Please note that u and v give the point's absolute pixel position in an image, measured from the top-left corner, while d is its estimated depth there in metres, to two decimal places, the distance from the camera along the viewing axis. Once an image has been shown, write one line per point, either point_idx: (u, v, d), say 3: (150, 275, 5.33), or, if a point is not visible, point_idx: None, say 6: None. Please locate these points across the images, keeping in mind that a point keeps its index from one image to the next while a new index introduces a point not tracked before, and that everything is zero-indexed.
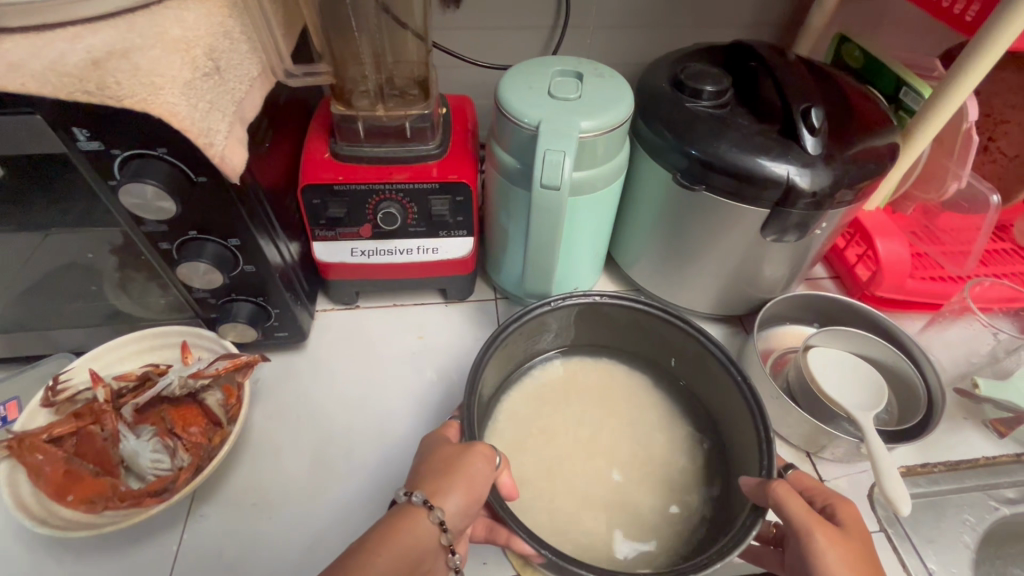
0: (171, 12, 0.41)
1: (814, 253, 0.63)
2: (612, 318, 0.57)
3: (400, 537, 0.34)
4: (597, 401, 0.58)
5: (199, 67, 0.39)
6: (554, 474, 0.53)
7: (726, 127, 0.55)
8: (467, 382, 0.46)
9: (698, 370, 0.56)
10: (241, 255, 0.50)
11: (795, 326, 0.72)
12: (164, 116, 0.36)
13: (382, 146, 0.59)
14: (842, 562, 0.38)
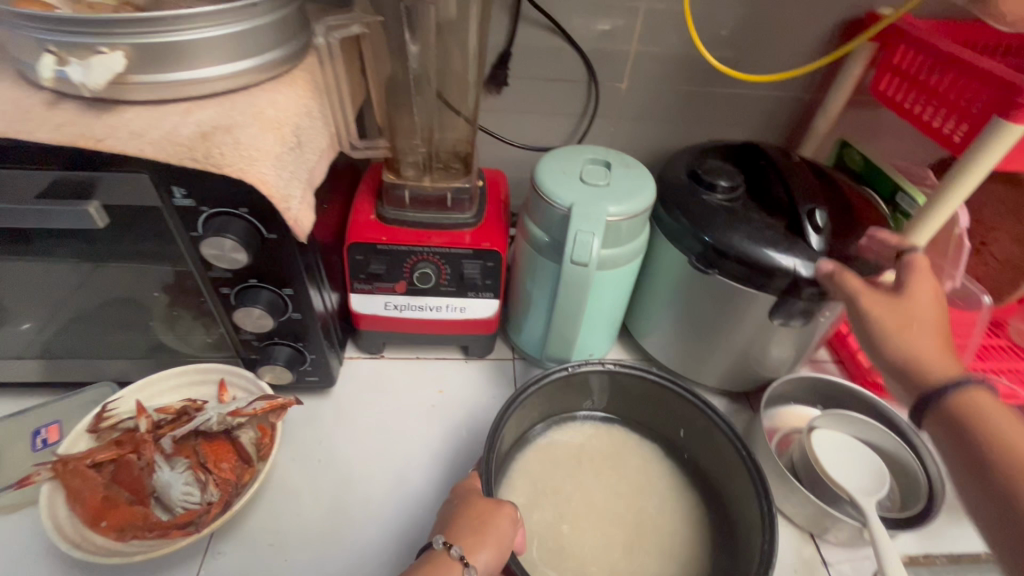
0: (265, 94, 0.47)
1: (818, 338, 0.67)
2: (625, 388, 0.61)
3: None
4: (607, 466, 0.60)
5: (286, 143, 0.45)
6: (564, 537, 0.54)
7: (737, 219, 0.60)
8: (488, 437, 0.48)
9: (705, 446, 0.58)
10: (291, 303, 0.54)
11: (799, 407, 0.74)
12: (255, 183, 0.42)
13: (424, 213, 0.65)
14: (880, 306, 0.49)
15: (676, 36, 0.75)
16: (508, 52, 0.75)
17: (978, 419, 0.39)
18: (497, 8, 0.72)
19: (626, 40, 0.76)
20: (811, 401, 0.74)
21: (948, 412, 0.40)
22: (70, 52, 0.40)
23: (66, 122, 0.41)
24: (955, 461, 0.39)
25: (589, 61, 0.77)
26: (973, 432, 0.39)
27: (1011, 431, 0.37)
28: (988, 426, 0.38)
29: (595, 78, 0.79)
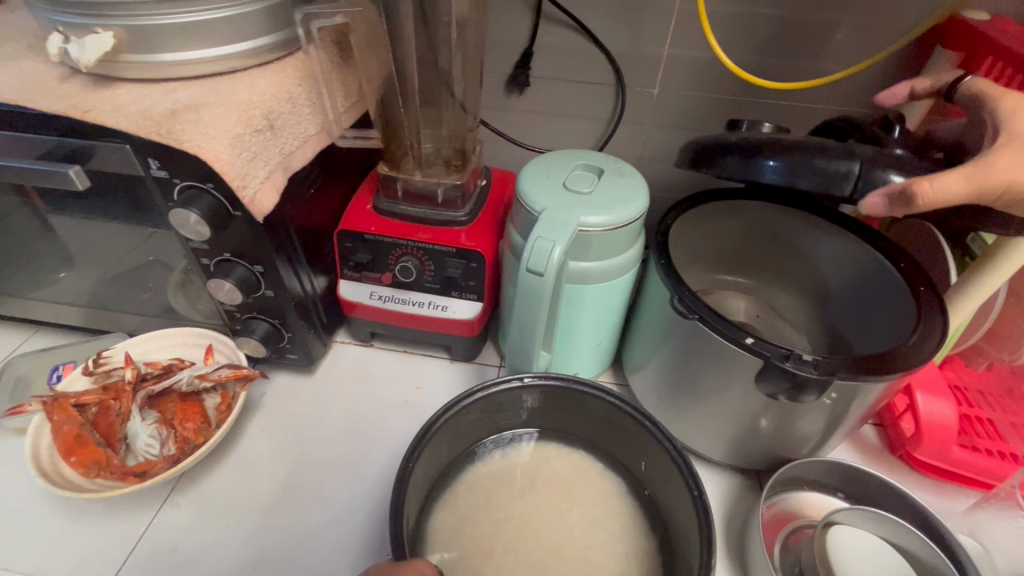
0: (248, 79, 0.49)
1: (855, 411, 0.55)
2: (588, 407, 0.56)
3: None
4: (557, 493, 0.56)
5: (252, 125, 0.46)
6: (493, 558, 0.51)
7: (807, 139, 0.47)
8: (412, 443, 0.48)
9: (666, 489, 0.52)
10: (264, 281, 0.56)
11: (816, 493, 0.62)
12: (209, 160, 0.44)
13: (415, 207, 0.64)
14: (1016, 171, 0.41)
15: (715, 40, 0.69)
16: (530, 52, 0.72)
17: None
18: (520, 6, 0.70)
19: (657, 42, 0.70)
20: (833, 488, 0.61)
21: None
22: (75, 32, 0.45)
23: (69, 94, 0.46)
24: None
25: (616, 64, 0.72)
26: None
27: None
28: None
29: (623, 83, 0.74)
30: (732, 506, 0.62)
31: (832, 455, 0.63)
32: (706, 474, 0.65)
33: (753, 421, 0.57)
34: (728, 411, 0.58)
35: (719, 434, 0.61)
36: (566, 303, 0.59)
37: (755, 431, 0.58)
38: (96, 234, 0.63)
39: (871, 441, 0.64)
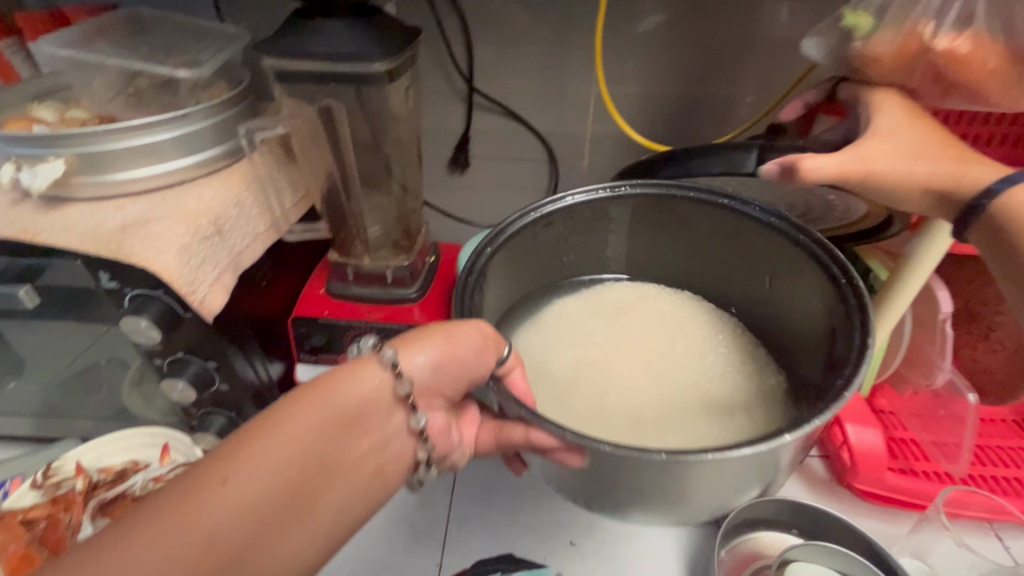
0: (196, 189, 0.53)
1: None
2: (673, 233, 0.63)
3: (348, 378, 0.36)
4: (662, 327, 0.62)
5: (200, 233, 0.50)
6: (616, 383, 0.55)
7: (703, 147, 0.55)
8: (466, 267, 0.52)
9: (784, 284, 0.58)
10: (218, 375, 0.58)
11: (774, 533, 0.62)
12: (158, 271, 0.47)
13: (368, 288, 0.67)
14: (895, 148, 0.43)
15: (630, 117, 0.77)
16: (466, 136, 0.79)
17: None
18: (453, 98, 0.77)
19: (580, 121, 0.78)
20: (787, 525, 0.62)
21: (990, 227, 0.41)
22: (29, 162, 0.49)
23: (21, 217, 0.49)
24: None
25: (546, 142, 0.80)
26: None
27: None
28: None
29: (554, 157, 0.81)
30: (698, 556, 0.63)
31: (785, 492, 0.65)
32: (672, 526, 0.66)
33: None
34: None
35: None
36: None
37: None
38: (48, 341, 0.64)
39: (817, 472, 0.67)
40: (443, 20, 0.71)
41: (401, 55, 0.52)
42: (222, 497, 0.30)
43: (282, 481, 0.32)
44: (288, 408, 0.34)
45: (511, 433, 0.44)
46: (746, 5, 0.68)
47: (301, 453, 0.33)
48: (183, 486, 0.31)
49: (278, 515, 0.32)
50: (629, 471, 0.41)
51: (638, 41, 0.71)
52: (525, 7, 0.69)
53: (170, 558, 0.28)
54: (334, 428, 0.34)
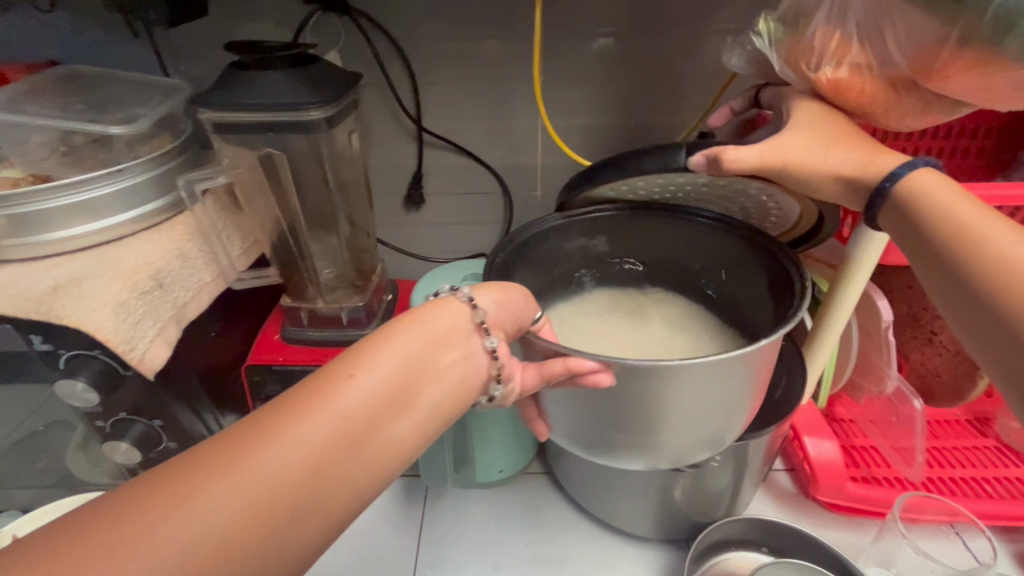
0: (135, 244, 0.52)
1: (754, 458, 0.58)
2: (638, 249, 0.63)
3: (431, 308, 0.37)
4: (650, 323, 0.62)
5: (137, 288, 0.49)
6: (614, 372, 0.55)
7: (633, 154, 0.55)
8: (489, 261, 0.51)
9: (739, 288, 0.59)
10: (165, 433, 0.56)
11: (743, 552, 0.62)
12: (92, 332, 0.45)
13: (323, 330, 0.65)
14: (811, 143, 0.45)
15: (577, 148, 0.79)
16: (419, 174, 0.80)
17: (956, 228, 0.38)
18: (403, 137, 0.78)
19: (529, 154, 0.80)
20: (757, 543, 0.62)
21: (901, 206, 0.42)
22: None
23: None
24: (954, 294, 0.38)
25: (498, 175, 0.81)
26: (956, 252, 0.38)
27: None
28: (985, 241, 0.37)
29: (508, 190, 0.82)
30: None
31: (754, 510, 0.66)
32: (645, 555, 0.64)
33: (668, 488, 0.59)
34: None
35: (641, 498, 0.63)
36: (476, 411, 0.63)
37: (675, 503, 0.60)
38: None
39: (784, 487, 0.68)
40: (388, 64, 0.72)
41: (340, 102, 0.54)
42: (337, 401, 0.30)
43: (389, 389, 0.32)
44: (372, 337, 0.34)
45: (548, 365, 0.41)
46: (677, 40, 0.72)
47: (403, 364, 0.33)
48: (301, 395, 0.30)
49: (383, 418, 0.31)
50: (634, 389, 0.42)
51: (578, 76, 0.74)
52: (467, 49, 0.72)
53: (295, 460, 0.28)
54: (429, 350, 0.35)
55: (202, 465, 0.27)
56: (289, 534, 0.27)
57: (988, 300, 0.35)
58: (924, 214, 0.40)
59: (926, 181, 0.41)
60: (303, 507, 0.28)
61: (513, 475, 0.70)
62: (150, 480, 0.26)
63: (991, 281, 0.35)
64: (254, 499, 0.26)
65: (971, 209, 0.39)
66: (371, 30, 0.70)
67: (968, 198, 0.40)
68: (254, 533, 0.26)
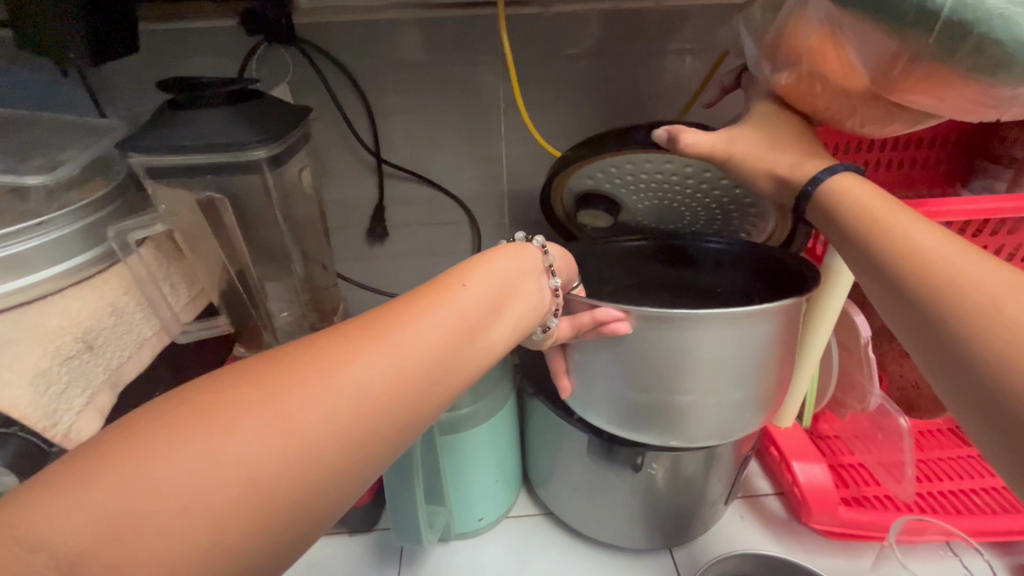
0: (59, 302, 0.46)
1: (727, 459, 0.57)
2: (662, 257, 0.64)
3: (514, 249, 0.43)
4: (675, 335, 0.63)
5: (60, 354, 0.44)
6: None
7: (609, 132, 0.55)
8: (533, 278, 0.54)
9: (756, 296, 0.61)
10: None
11: None
12: (6, 409, 0.40)
13: None
14: (767, 154, 0.45)
15: (544, 173, 0.77)
16: (381, 206, 0.76)
17: (878, 225, 0.37)
18: (362, 169, 0.75)
19: (495, 181, 0.77)
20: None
21: (826, 208, 0.41)
22: None
23: None
24: (881, 293, 0.37)
25: (463, 204, 0.78)
26: (875, 251, 0.37)
27: (957, 261, 0.33)
28: (900, 239, 0.36)
29: (475, 218, 0.79)
30: None
31: (747, 541, 0.63)
32: None
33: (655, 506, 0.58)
34: (629, 506, 0.58)
35: (629, 531, 0.60)
36: (449, 456, 0.59)
37: None
38: None
39: (774, 512, 0.65)
40: (341, 96, 0.69)
41: (287, 138, 0.50)
42: (456, 298, 0.35)
43: (490, 297, 0.37)
44: (472, 262, 0.39)
45: (578, 317, 0.45)
46: (637, 62, 0.71)
47: (494, 283, 0.38)
48: (425, 288, 0.35)
49: (488, 318, 0.36)
50: (665, 343, 0.44)
51: (540, 101, 0.72)
52: (424, 78, 0.69)
53: (432, 336, 0.32)
54: (513, 276, 0.40)
55: (355, 330, 0.30)
56: (427, 401, 0.31)
57: (910, 296, 0.34)
58: (844, 215, 0.40)
59: (845, 184, 0.41)
60: (436, 380, 0.31)
61: (497, 519, 0.66)
62: (301, 343, 0.30)
63: (909, 278, 0.34)
64: (392, 368, 0.29)
65: (886, 208, 0.38)
66: (323, 61, 0.67)
67: (885, 197, 0.39)
68: (402, 390, 0.29)
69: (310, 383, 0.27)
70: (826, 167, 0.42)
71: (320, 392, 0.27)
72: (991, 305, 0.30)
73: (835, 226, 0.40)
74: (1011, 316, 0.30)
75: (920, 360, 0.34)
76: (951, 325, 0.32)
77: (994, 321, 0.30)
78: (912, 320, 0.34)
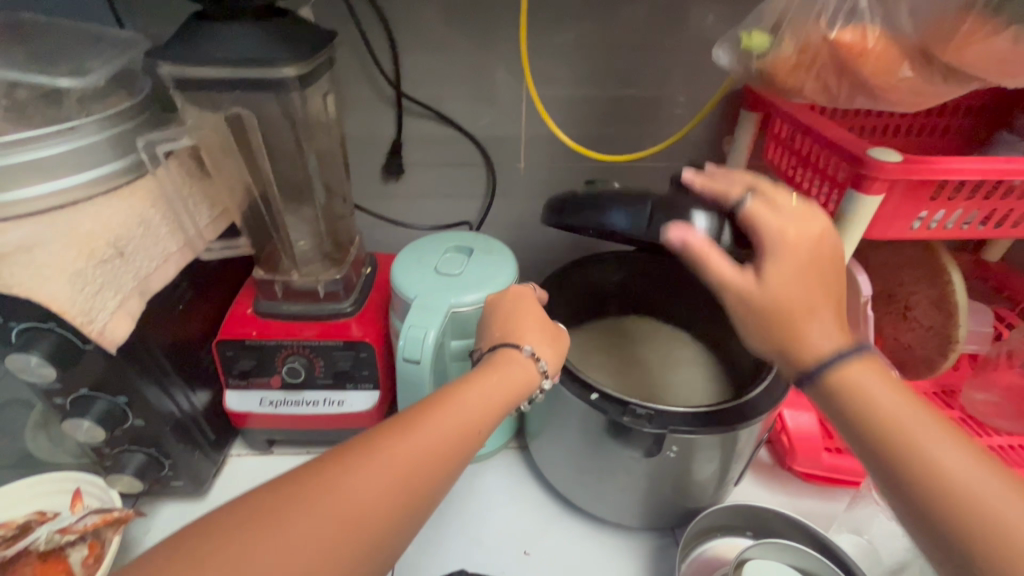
0: (91, 209, 0.48)
1: (746, 445, 0.57)
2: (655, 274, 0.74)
3: (505, 356, 0.46)
4: (649, 341, 0.76)
5: (95, 256, 0.45)
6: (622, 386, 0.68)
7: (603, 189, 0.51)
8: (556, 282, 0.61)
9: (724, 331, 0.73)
10: (131, 411, 0.53)
11: (730, 538, 0.62)
12: (46, 303, 0.42)
13: (297, 304, 0.63)
14: (793, 391, 0.39)
15: (562, 119, 0.77)
16: (398, 142, 0.77)
17: (892, 441, 0.36)
18: (383, 104, 0.74)
19: (514, 124, 0.77)
20: (742, 529, 0.62)
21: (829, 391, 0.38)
22: None
23: None
24: (876, 469, 0.37)
25: (481, 146, 0.78)
26: (898, 463, 0.36)
27: (961, 466, 0.34)
28: (919, 456, 0.35)
29: (490, 162, 0.80)
30: (656, 558, 0.61)
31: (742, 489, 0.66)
32: (622, 536, 0.63)
33: (658, 480, 0.58)
34: (635, 491, 0.59)
35: (621, 501, 0.60)
36: None
37: (663, 492, 0.59)
38: None
39: (763, 459, 0.69)
40: (362, 21, 0.68)
41: (316, 59, 0.51)
42: (447, 415, 0.39)
43: (472, 418, 0.40)
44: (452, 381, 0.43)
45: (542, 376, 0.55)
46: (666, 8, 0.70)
47: (477, 402, 0.41)
48: (409, 413, 0.38)
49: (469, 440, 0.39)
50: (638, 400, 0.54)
51: (562, 38, 0.71)
52: (451, 11, 0.68)
53: (410, 459, 0.35)
54: (500, 389, 0.43)
55: (341, 451, 0.35)
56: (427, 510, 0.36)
57: (922, 506, 0.34)
58: (845, 395, 0.38)
59: (860, 386, 0.38)
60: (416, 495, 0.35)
61: (498, 449, 0.70)
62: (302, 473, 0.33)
63: (919, 476, 0.35)
64: (371, 494, 0.33)
65: (895, 404, 0.37)
66: None
67: (894, 390, 0.38)
68: (374, 513, 0.33)
69: (330, 518, 0.31)
70: (841, 353, 0.39)
71: (304, 517, 0.31)
72: (980, 500, 0.33)
73: (837, 411, 0.39)
74: (996, 513, 0.32)
75: (918, 541, 0.35)
76: (962, 535, 0.33)
77: (1008, 534, 0.31)
78: (907, 507, 0.35)
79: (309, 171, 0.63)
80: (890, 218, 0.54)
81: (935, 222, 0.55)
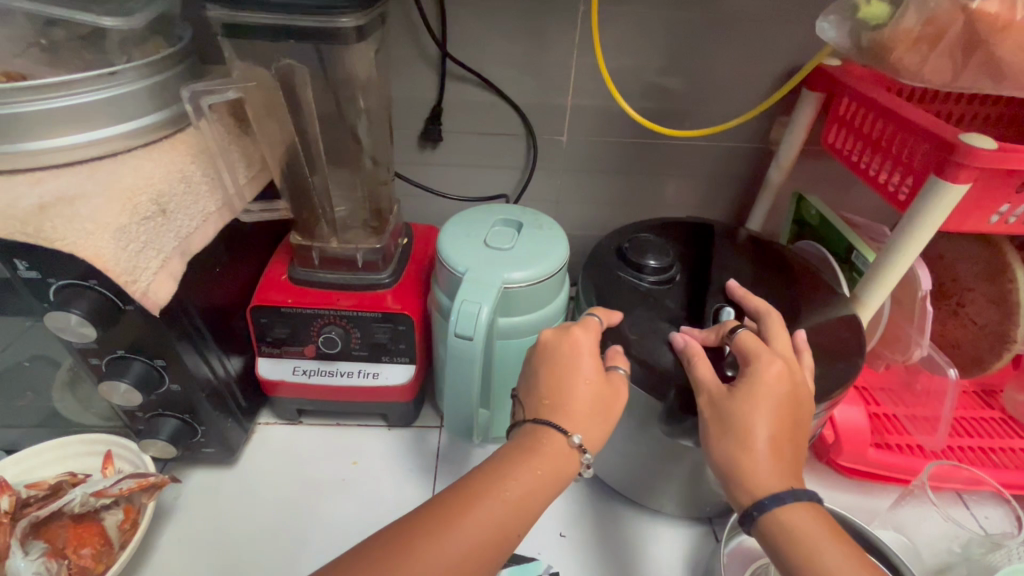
0: (132, 162, 0.45)
1: None
2: None
3: (546, 439, 0.43)
4: None
5: (139, 212, 0.43)
6: None
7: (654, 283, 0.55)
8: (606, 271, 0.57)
9: None
10: (167, 374, 0.52)
11: None
12: (89, 259, 0.40)
13: (335, 273, 0.61)
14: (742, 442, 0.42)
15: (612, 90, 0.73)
16: (439, 107, 0.73)
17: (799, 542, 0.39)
18: (425, 65, 0.71)
19: (560, 93, 0.73)
20: None
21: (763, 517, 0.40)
22: None
23: None
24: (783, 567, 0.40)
25: (524, 115, 0.75)
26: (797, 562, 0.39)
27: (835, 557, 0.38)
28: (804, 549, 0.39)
29: (532, 132, 0.76)
30: (692, 546, 0.60)
31: None
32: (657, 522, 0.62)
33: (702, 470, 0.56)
34: (677, 479, 0.57)
35: (661, 488, 0.59)
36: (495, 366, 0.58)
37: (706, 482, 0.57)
38: None
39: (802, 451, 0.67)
40: None
41: (374, 11, 0.47)
42: (491, 505, 0.39)
43: (515, 504, 0.40)
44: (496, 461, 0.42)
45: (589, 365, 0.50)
46: None
47: (524, 487, 0.41)
48: (457, 500, 0.39)
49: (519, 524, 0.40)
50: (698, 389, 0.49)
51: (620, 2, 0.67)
52: None
53: (461, 551, 0.37)
54: (547, 471, 0.42)
55: (397, 535, 0.37)
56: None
57: None
58: (801, 567, 0.38)
59: (762, 474, 0.41)
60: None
61: None
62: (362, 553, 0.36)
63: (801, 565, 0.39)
64: None
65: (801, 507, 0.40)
66: None
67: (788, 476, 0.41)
68: None
69: None
70: (782, 496, 0.40)
71: None
72: None
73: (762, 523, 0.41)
74: None
75: None
76: None
77: None
78: None
79: (352, 132, 0.59)
80: (969, 210, 0.51)
81: (1015, 216, 0.52)
